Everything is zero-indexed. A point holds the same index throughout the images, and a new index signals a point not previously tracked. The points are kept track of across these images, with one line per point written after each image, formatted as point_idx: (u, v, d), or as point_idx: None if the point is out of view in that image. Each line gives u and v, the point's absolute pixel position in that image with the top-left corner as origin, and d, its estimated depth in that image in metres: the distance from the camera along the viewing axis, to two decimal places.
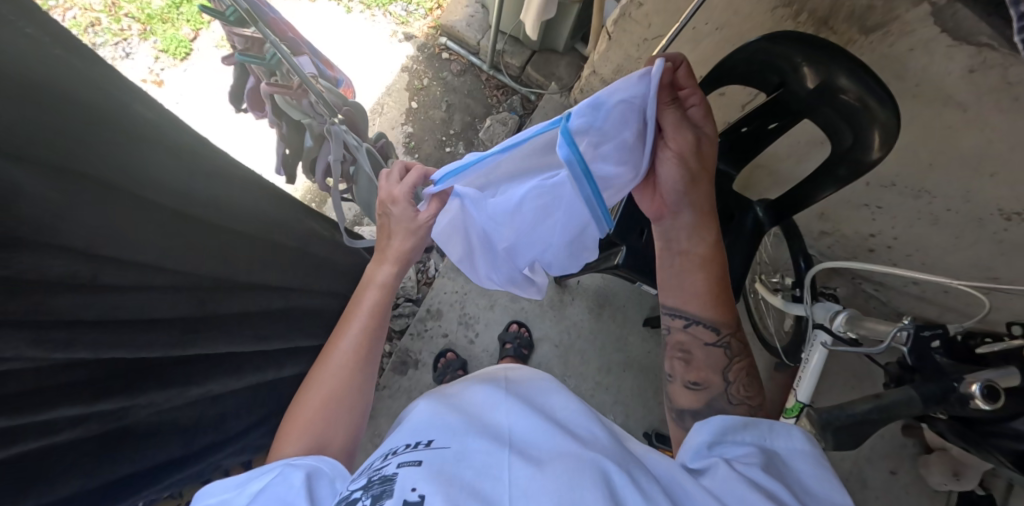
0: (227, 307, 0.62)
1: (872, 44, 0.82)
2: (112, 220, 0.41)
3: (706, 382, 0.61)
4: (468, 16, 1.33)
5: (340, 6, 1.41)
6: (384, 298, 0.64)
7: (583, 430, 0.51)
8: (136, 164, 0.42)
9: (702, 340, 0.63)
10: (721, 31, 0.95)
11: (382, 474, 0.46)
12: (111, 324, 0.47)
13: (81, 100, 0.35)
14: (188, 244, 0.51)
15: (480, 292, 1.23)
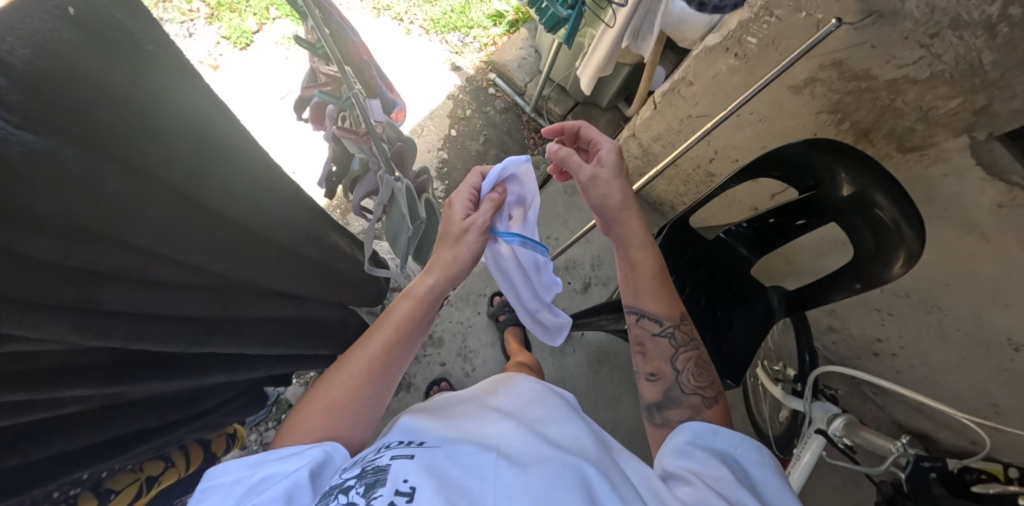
0: (273, 313, 0.62)
1: (910, 165, 0.84)
2: (177, 224, 0.41)
3: (660, 372, 0.71)
4: (521, 58, 1.40)
5: (402, 28, 1.45)
6: (416, 309, 0.68)
7: (569, 437, 0.57)
8: (214, 173, 0.43)
9: (651, 331, 0.73)
10: (763, 122, 0.97)
11: (375, 466, 0.52)
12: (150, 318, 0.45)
13: (164, 97, 0.37)
14: (246, 257, 0.51)
15: (486, 326, 1.23)
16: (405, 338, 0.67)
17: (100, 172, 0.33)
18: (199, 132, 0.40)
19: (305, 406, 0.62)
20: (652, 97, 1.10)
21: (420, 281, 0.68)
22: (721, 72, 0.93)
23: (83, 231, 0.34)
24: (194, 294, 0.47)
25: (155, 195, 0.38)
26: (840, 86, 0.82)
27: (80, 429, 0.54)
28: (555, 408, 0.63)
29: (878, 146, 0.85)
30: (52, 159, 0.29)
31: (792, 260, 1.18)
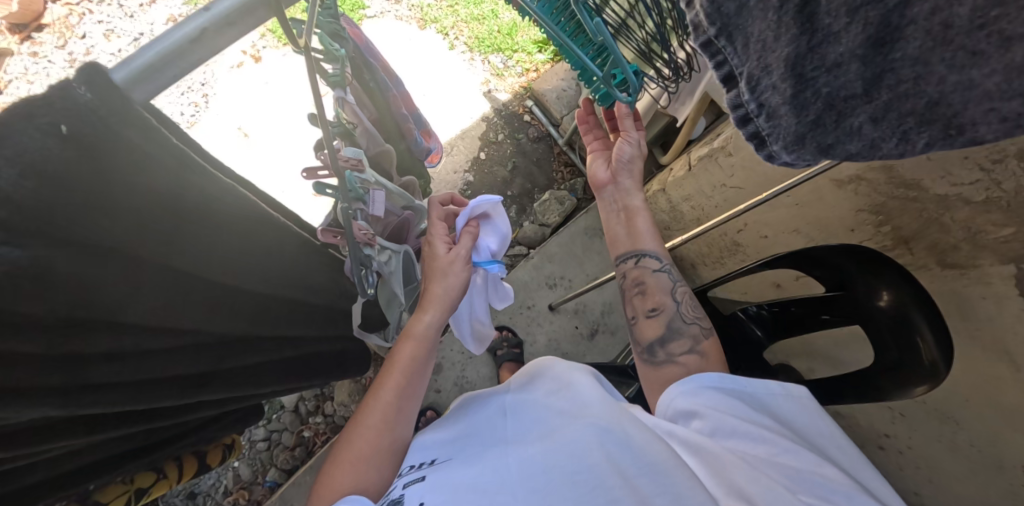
0: (274, 355, 0.63)
1: (944, 279, 0.78)
2: (148, 295, 0.39)
3: (662, 307, 0.74)
4: (561, 89, 1.37)
5: (446, 42, 1.48)
6: (422, 350, 0.66)
7: (579, 401, 0.56)
8: (191, 244, 0.41)
9: (652, 269, 0.77)
10: (799, 206, 0.95)
11: (390, 497, 0.51)
12: (134, 383, 0.44)
13: (145, 187, 0.35)
14: (239, 311, 0.51)
15: (486, 361, 1.24)
16: (416, 373, 0.66)
17: (83, 266, 0.33)
18: (199, 208, 0.40)
19: (331, 467, 0.59)
20: (688, 158, 1.10)
21: (416, 321, 0.67)
22: None
23: (69, 319, 0.34)
24: (184, 355, 0.47)
25: (124, 272, 0.37)
26: (887, 190, 0.79)
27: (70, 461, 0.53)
28: (554, 384, 0.63)
29: (915, 256, 0.80)
30: (38, 268, 0.30)
31: (808, 342, 1.13)
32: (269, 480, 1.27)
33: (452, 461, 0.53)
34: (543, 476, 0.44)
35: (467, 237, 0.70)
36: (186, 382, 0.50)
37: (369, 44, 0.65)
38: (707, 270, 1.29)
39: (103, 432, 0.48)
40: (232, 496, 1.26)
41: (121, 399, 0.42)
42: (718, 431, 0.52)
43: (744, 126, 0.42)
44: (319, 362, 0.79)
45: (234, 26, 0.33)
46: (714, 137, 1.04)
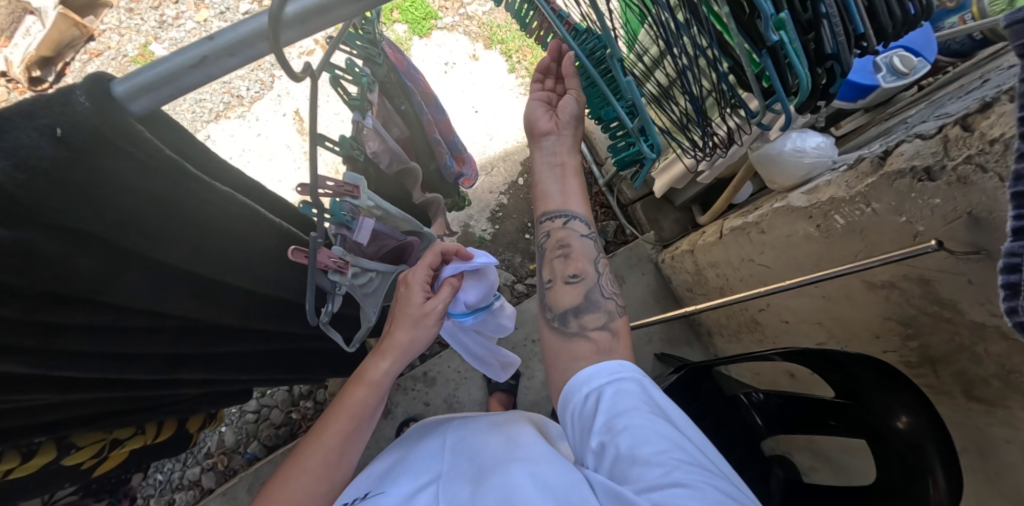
0: (248, 346, 0.66)
1: (968, 413, 0.73)
2: (122, 275, 0.42)
3: (583, 274, 0.71)
4: None
5: (507, 63, 1.51)
6: (372, 394, 0.69)
7: (517, 439, 0.62)
8: (174, 241, 0.43)
9: (578, 234, 0.73)
10: (826, 300, 0.90)
11: None
12: (95, 353, 0.47)
13: (138, 187, 0.36)
14: (223, 298, 0.54)
15: (480, 384, 1.26)
16: (361, 421, 0.68)
17: (60, 244, 0.35)
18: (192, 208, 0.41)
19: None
20: (721, 225, 1.07)
21: (376, 367, 0.69)
22: (797, 236, 0.87)
23: (45, 292, 0.37)
24: (151, 329, 0.50)
25: (100, 251, 0.39)
26: (921, 304, 0.74)
27: (55, 414, 0.57)
28: (500, 418, 0.70)
29: (941, 379, 0.76)
30: (20, 248, 0.33)
31: (814, 441, 1.08)
32: (249, 453, 1.31)
33: (383, 498, 0.60)
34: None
35: (446, 290, 0.69)
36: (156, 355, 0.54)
37: (410, 68, 0.67)
38: (721, 341, 1.25)
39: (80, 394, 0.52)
40: (211, 459, 1.31)
41: (82, 365, 0.46)
42: (624, 477, 0.48)
43: (1008, 274, 0.37)
44: (300, 354, 0.83)
45: (233, 56, 0.31)
46: (750, 209, 1.01)
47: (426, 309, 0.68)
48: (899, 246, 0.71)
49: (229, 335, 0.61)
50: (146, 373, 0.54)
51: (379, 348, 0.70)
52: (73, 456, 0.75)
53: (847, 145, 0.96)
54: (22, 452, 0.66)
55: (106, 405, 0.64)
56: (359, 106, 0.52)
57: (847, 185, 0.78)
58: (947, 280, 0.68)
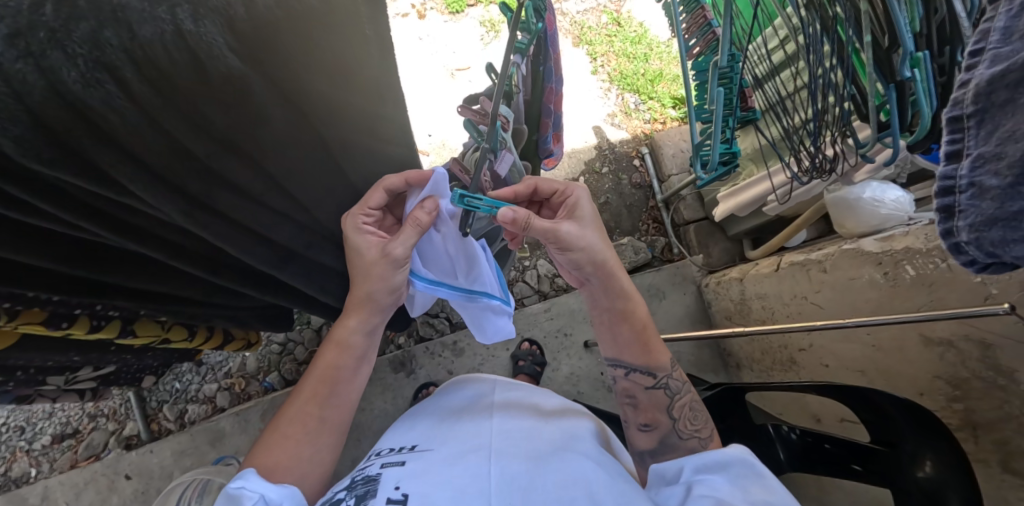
0: (338, 260, 0.67)
1: (1000, 484, 0.72)
2: (283, 143, 0.42)
3: (655, 423, 0.70)
4: (679, 150, 1.46)
5: (591, 65, 1.56)
6: (347, 354, 0.67)
7: (568, 432, 0.64)
8: (330, 117, 0.44)
9: (642, 385, 0.72)
10: (874, 349, 0.91)
11: (365, 477, 0.58)
12: (231, 220, 0.47)
13: (321, 42, 0.37)
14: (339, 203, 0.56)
15: (505, 365, 1.29)
16: (353, 364, 0.68)
17: (253, 86, 0.36)
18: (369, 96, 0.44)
19: (272, 440, 0.64)
20: (780, 258, 1.10)
21: (342, 325, 0.67)
22: (861, 279, 0.88)
23: (222, 135, 0.38)
24: (277, 217, 0.51)
25: (279, 106, 0.40)
26: (976, 367, 0.74)
27: (149, 277, 0.56)
28: (546, 410, 0.71)
29: (978, 446, 0.75)
30: (226, 73, 0.34)
31: (824, 490, 1.09)
32: (268, 381, 1.34)
33: (430, 452, 0.60)
34: (508, 488, 0.51)
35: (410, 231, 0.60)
36: (269, 241, 0.53)
37: (557, 32, 0.71)
38: (750, 374, 1.26)
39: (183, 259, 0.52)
40: (229, 379, 1.34)
41: (216, 228, 0.46)
42: None
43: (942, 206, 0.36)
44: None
45: None
46: (814, 249, 1.03)
47: (372, 256, 0.62)
48: (967, 303, 0.71)
49: (324, 242, 0.61)
50: (258, 260, 0.53)
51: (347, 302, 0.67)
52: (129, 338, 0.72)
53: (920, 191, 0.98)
54: (91, 323, 0.63)
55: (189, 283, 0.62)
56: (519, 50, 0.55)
57: (925, 238, 0.77)
58: (1009, 346, 0.68)
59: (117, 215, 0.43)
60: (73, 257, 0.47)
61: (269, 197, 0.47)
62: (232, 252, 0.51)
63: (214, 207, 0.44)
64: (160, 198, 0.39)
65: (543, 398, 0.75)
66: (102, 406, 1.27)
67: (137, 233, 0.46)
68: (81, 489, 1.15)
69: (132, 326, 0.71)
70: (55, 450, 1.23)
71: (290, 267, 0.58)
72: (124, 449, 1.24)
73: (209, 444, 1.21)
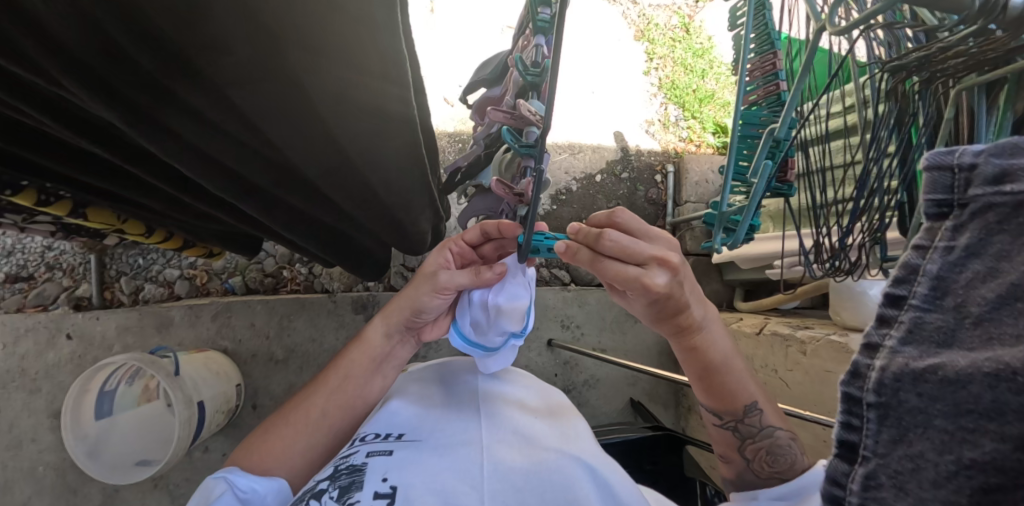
0: (310, 205, 0.62)
1: None
2: (257, 79, 0.37)
3: (730, 456, 0.66)
4: (704, 178, 1.38)
5: (645, 65, 1.49)
6: (371, 356, 0.68)
7: (568, 426, 0.61)
8: (318, 59, 0.39)
9: (715, 423, 0.66)
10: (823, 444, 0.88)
11: (349, 465, 0.52)
12: (184, 142, 0.42)
13: None
14: (316, 156, 0.51)
15: None
16: (365, 370, 0.68)
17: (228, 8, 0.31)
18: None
19: (262, 436, 0.65)
20: (766, 323, 1.06)
21: (371, 326, 0.70)
22: (836, 375, 0.84)
23: (181, 51, 0.32)
24: (239, 150, 0.46)
25: (257, 39, 0.35)
26: None
27: (101, 171, 0.53)
28: (543, 402, 0.68)
29: None
30: None
31: None
32: (229, 283, 1.32)
33: (419, 443, 0.54)
34: (504, 492, 0.48)
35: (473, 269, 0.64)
36: (228, 168, 0.48)
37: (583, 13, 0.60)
38: (696, 421, 1.25)
39: (134, 165, 0.49)
40: (192, 270, 1.32)
41: (169, 146, 0.41)
42: None
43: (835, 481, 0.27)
44: (338, 240, 0.80)
45: None
46: (799, 325, 0.99)
47: (427, 269, 0.67)
48: None
49: (296, 185, 0.57)
50: (216, 188, 0.49)
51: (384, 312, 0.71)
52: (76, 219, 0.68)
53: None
54: (39, 197, 0.59)
55: (140, 188, 0.58)
56: (543, 29, 0.48)
57: None
58: None
59: (51, 95, 0.37)
60: (3, 140, 0.42)
61: (233, 128, 0.42)
62: (190, 177, 0.46)
63: (165, 124, 0.39)
64: (103, 108, 0.33)
65: (531, 390, 0.71)
66: (62, 260, 1.25)
67: (85, 126, 0.41)
68: (20, 335, 1.14)
69: (84, 209, 0.68)
70: (5, 289, 1.22)
71: (253, 201, 0.55)
72: (72, 308, 1.22)
73: (156, 328, 1.20)
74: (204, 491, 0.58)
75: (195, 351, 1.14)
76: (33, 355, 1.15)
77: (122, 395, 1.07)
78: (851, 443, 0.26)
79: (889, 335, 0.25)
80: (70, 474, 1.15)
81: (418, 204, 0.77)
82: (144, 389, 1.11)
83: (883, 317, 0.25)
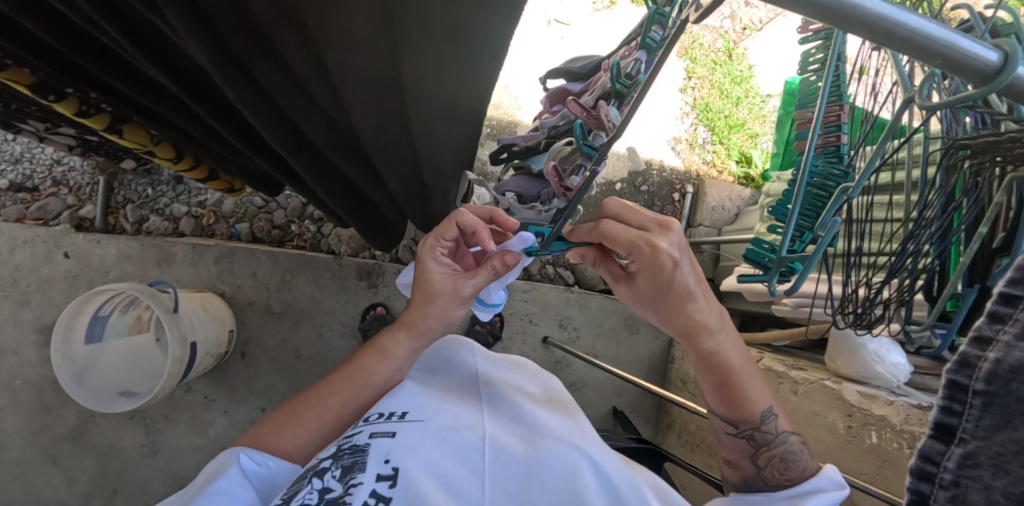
0: (355, 166, 0.61)
1: None
2: (355, 40, 0.36)
3: (737, 462, 0.61)
4: (721, 205, 1.40)
5: (683, 82, 1.49)
6: (384, 364, 0.67)
7: (568, 419, 0.59)
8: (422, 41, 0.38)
9: (726, 430, 0.61)
10: None
11: (353, 444, 0.53)
12: (260, 90, 0.40)
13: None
14: (380, 116, 0.50)
15: (463, 323, 1.28)
16: (380, 362, 0.67)
17: None
18: (469, 59, 0.40)
19: (274, 426, 0.63)
20: (761, 357, 1.08)
21: (391, 336, 0.67)
22: (825, 419, 0.87)
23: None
24: (309, 100, 0.44)
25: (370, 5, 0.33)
26: None
27: (153, 93, 0.51)
28: (544, 396, 0.67)
29: None
30: None
31: None
32: (235, 229, 1.31)
33: (423, 423, 0.54)
34: (508, 486, 0.47)
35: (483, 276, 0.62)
36: (292, 122, 0.47)
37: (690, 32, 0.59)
38: (673, 439, 1.28)
39: (195, 101, 0.47)
40: (200, 209, 1.30)
41: (246, 94, 0.39)
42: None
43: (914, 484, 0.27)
44: (368, 208, 0.79)
45: None
46: (794, 365, 1.01)
47: (444, 287, 0.63)
48: None
49: (348, 144, 0.55)
50: (276, 141, 0.47)
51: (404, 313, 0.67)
52: (109, 137, 0.66)
53: (917, 360, 0.96)
54: (80, 108, 0.56)
55: (187, 116, 0.56)
56: (648, 47, 0.48)
57: (905, 417, 0.75)
58: None
59: (133, 12, 0.35)
60: (67, 47, 0.40)
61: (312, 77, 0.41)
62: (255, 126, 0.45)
63: (248, 71, 0.37)
64: (201, 48, 0.32)
65: (532, 385, 0.70)
66: (69, 178, 1.25)
67: (158, 52, 0.39)
68: (16, 246, 1.12)
69: (120, 126, 0.65)
70: (7, 197, 1.20)
71: (305, 158, 0.53)
72: (73, 227, 1.21)
73: (156, 262, 1.19)
74: (214, 463, 0.56)
75: (192, 290, 1.13)
76: (26, 268, 1.13)
77: (115, 322, 1.06)
78: (946, 427, 0.26)
79: (987, 355, 0.24)
80: (46, 393, 1.14)
81: (452, 185, 0.76)
82: (135, 320, 1.10)
83: (990, 321, 0.25)
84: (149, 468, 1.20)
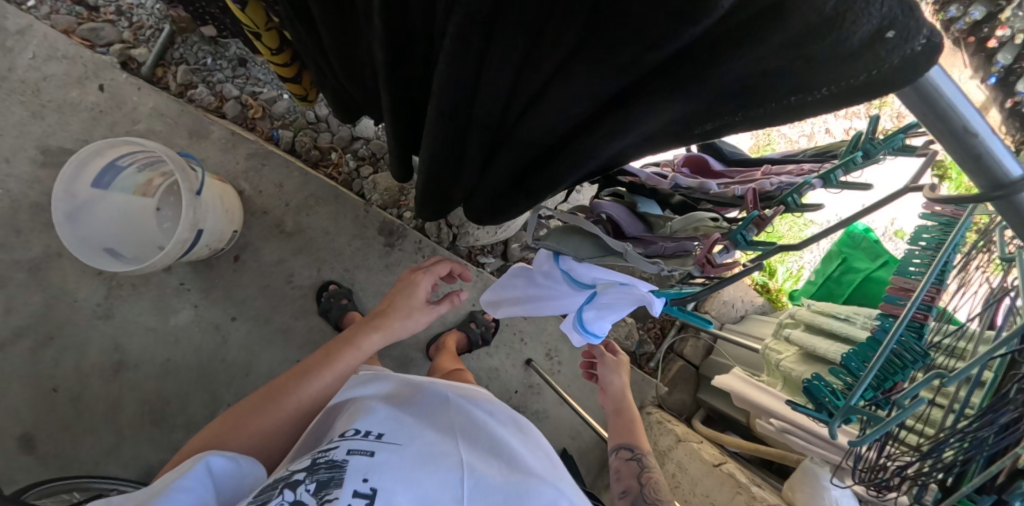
0: (472, 161, 0.59)
1: None
2: (606, 66, 0.35)
3: (628, 490, 0.87)
4: (733, 303, 1.44)
5: None
6: (355, 359, 0.78)
7: (536, 461, 0.63)
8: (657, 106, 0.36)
9: (626, 458, 0.93)
10: None
11: (329, 460, 0.53)
12: (478, 42, 0.38)
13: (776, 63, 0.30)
14: (540, 139, 0.47)
15: (459, 314, 1.28)
16: (332, 364, 0.76)
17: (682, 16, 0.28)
18: (684, 131, 0.39)
19: (237, 421, 0.69)
20: (724, 460, 1.09)
21: (366, 336, 0.79)
22: None
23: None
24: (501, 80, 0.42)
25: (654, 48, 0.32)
26: None
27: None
28: (512, 432, 0.69)
29: None
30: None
31: None
32: (276, 132, 1.27)
33: (400, 446, 0.55)
34: None
35: None
36: (467, 88, 0.45)
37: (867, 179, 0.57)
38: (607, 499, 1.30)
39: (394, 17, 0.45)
40: (248, 99, 1.25)
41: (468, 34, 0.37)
42: None
43: None
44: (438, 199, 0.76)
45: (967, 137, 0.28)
46: (755, 481, 1.03)
47: None
48: None
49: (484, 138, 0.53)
50: (439, 87, 0.45)
51: (373, 321, 0.80)
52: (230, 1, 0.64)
53: None
54: None
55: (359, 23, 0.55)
56: (828, 181, 0.44)
57: None
58: None
59: None
60: None
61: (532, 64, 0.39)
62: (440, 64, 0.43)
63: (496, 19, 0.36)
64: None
65: (498, 416, 0.73)
66: (134, 13, 1.20)
67: None
68: (54, 56, 1.09)
69: None
70: (62, 5, 1.16)
71: (443, 122, 0.51)
72: (117, 62, 1.16)
73: (188, 134, 1.16)
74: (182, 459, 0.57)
75: (215, 177, 1.08)
76: (56, 84, 1.09)
77: (126, 177, 1.00)
78: None
79: None
80: (23, 214, 1.08)
81: None
82: (146, 182, 1.05)
83: None
84: (96, 332, 1.13)
